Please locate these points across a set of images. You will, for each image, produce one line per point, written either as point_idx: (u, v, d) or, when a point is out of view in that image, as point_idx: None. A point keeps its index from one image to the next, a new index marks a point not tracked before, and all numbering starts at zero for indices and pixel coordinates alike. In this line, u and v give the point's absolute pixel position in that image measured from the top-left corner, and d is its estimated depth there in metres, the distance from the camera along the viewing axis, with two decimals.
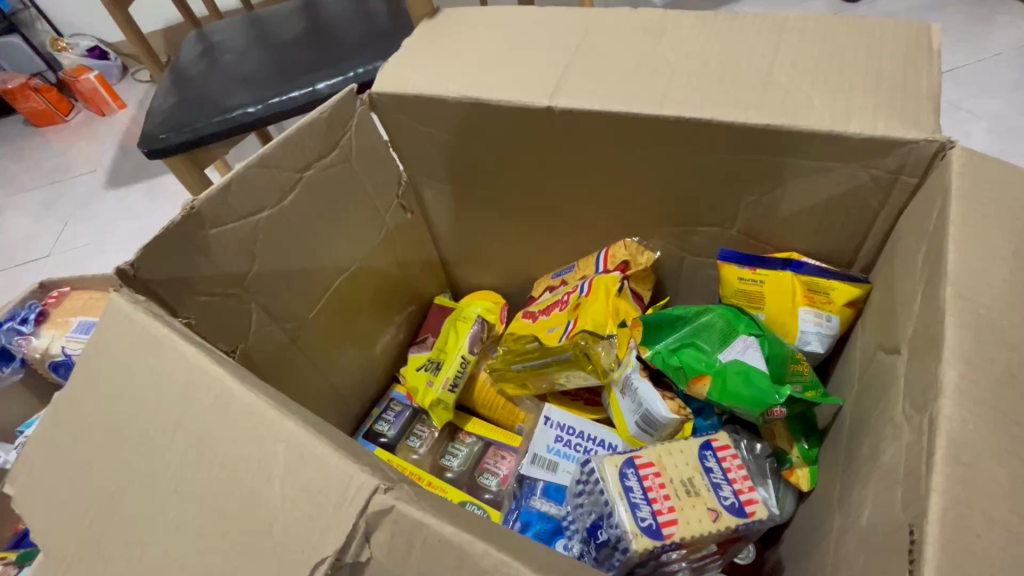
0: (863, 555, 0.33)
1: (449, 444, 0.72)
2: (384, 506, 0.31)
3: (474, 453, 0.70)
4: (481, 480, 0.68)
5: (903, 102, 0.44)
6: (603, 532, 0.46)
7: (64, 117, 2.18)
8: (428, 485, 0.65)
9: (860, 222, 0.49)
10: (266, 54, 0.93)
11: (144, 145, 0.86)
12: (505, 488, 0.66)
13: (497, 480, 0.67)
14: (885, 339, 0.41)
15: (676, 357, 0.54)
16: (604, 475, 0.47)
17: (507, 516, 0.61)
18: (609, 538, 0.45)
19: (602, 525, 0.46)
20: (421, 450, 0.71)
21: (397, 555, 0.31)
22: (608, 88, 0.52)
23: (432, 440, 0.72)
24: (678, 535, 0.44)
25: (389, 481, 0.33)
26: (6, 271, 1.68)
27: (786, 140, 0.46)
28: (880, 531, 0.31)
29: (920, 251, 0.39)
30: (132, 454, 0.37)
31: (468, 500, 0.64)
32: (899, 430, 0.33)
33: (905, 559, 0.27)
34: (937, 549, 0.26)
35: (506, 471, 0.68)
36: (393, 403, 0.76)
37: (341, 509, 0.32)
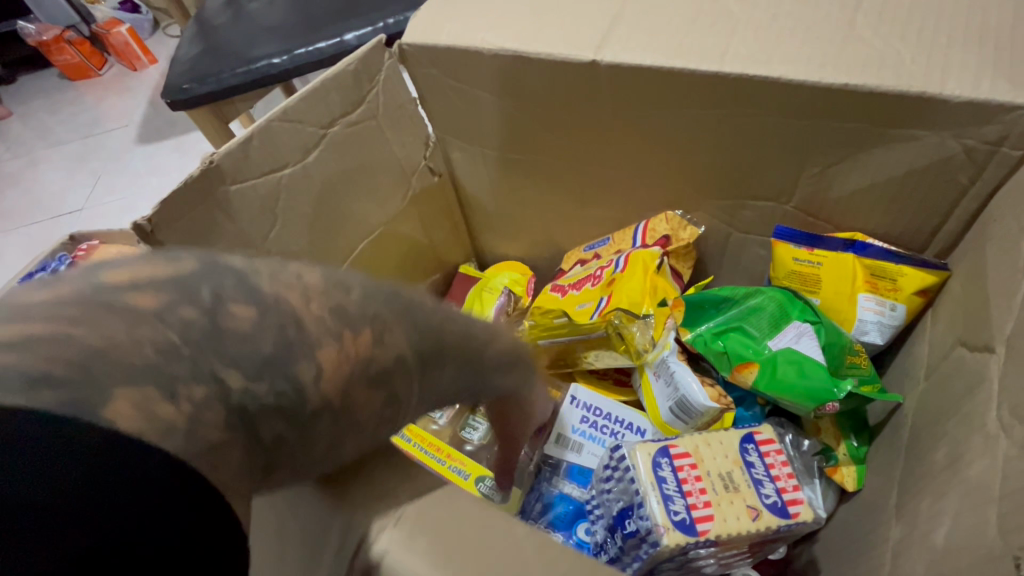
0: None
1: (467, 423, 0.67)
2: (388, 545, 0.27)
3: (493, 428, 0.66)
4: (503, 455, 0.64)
5: (1012, 59, 0.38)
6: (632, 522, 0.43)
7: (98, 71, 2.20)
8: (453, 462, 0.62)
9: (941, 202, 0.43)
10: (291, 3, 0.88)
11: (166, 96, 0.84)
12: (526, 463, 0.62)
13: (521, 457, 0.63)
14: (969, 335, 0.37)
15: (720, 342, 0.51)
16: (635, 463, 0.44)
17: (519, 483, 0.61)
18: (637, 529, 0.42)
19: (630, 515, 0.43)
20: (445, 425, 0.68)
21: None
22: (662, 39, 0.47)
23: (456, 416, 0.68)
24: (713, 531, 0.41)
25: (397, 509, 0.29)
26: (42, 224, 1.71)
27: (866, 104, 0.40)
28: (964, 553, 0.28)
29: (1021, 235, 0.35)
30: None
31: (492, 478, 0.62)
32: (990, 440, 0.29)
33: None
34: None
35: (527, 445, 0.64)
36: None
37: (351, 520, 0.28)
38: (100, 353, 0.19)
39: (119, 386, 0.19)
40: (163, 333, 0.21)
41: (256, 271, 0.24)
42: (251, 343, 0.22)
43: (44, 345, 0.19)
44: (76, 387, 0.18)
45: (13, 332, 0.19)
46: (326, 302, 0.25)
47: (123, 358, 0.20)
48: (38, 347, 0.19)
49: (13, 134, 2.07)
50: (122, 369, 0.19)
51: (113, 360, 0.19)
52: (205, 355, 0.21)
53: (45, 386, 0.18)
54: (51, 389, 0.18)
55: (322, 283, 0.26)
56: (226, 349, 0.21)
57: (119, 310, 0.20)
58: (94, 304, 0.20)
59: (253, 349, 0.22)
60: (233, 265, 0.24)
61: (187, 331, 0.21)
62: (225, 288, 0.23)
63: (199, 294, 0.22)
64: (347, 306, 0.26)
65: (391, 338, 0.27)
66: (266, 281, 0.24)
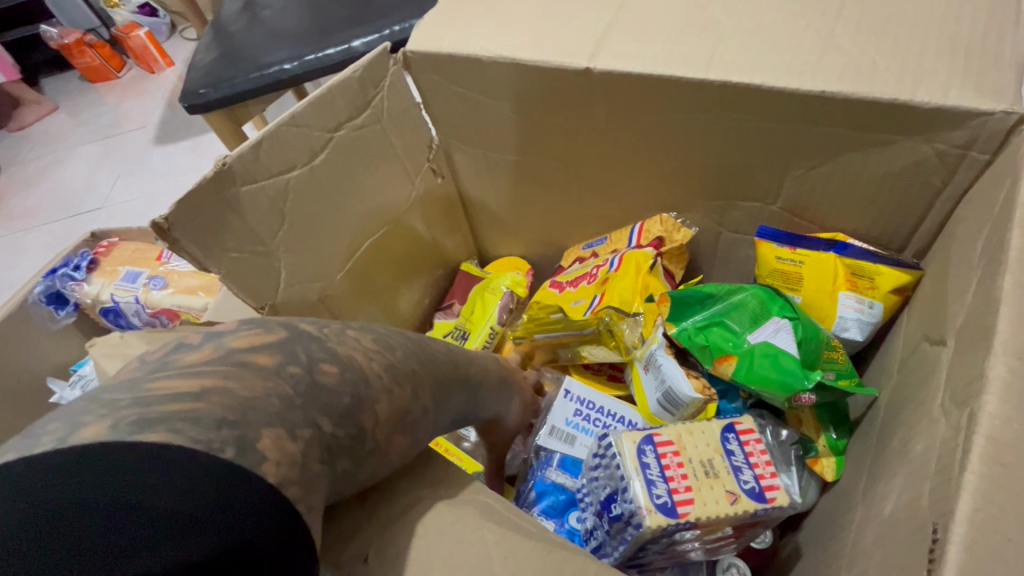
0: (884, 551, 0.32)
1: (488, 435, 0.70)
2: None
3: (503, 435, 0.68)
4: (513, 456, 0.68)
5: (981, 68, 0.40)
6: (618, 506, 0.45)
7: (117, 74, 2.27)
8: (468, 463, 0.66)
9: (917, 204, 0.45)
10: (303, 10, 0.92)
11: (184, 100, 0.88)
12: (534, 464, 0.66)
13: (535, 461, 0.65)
14: (931, 329, 0.39)
15: (703, 336, 0.53)
16: (621, 450, 0.46)
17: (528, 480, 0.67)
18: (622, 513, 0.45)
19: (616, 499, 0.46)
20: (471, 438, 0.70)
21: None
22: (651, 47, 0.49)
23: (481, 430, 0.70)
24: (693, 514, 0.43)
25: None
26: (64, 222, 1.78)
27: (844, 110, 0.42)
28: (906, 528, 0.30)
29: (981, 236, 0.37)
30: None
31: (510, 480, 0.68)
32: (936, 426, 0.31)
33: (926, 557, 0.26)
34: (961, 549, 0.24)
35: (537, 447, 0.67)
36: None
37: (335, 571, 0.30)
38: (249, 405, 0.26)
39: (266, 426, 0.25)
40: (283, 387, 0.27)
41: (325, 335, 0.32)
42: (338, 396, 0.29)
43: (215, 398, 0.25)
44: (242, 426, 0.25)
45: (199, 385, 0.25)
46: (382, 363, 0.33)
47: (262, 407, 0.26)
48: (211, 398, 0.25)
49: (37, 135, 2.14)
50: (265, 415, 0.26)
51: (258, 410, 0.26)
52: (311, 405, 0.28)
53: (227, 427, 0.24)
54: (230, 428, 0.24)
55: (374, 345, 0.34)
56: (322, 401, 0.28)
57: (255, 370, 0.27)
58: (237, 364, 0.27)
59: (337, 399, 0.29)
60: (312, 334, 0.31)
61: (299, 385, 0.28)
62: (316, 357, 0.30)
63: (298, 356, 0.29)
64: (396, 364, 0.34)
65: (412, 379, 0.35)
66: (337, 345, 0.32)
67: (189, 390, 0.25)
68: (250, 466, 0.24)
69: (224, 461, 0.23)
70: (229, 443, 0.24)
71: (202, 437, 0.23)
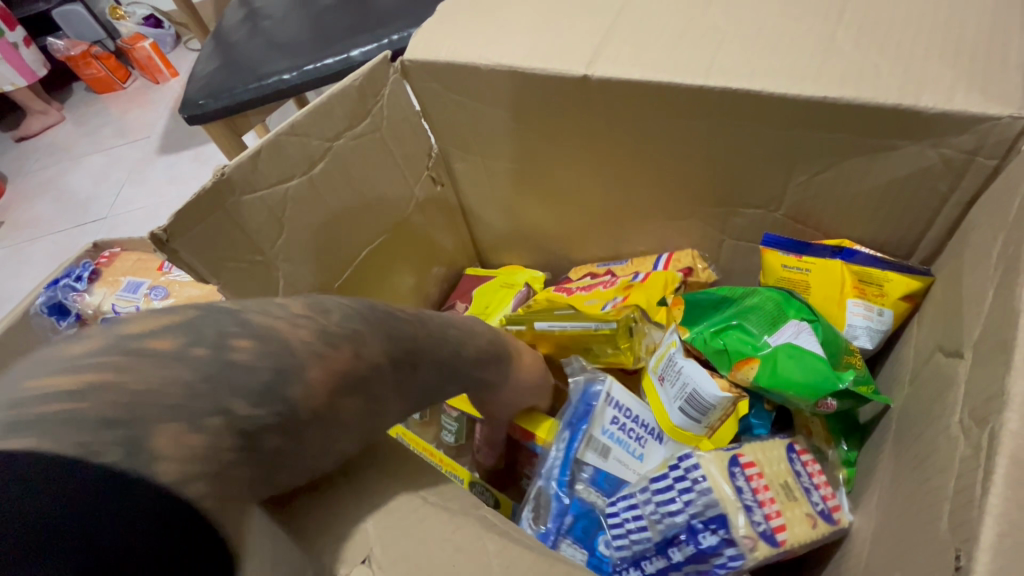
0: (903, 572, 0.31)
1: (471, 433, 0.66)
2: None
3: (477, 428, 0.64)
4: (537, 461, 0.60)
5: (988, 72, 0.39)
6: (709, 536, 0.45)
7: (122, 85, 2.32)
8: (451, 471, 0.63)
9: (924, 210, 0.44)
10: (303, 20, 0.92)
11: (184, 111, 0.88)
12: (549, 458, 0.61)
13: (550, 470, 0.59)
14: (945, 340, 0.38)
15: (720, 341, 0.52)
16: (710, 475, 0.46)
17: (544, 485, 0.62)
18: (716, 543, 0.45)
19: (705, 530, 0.46)
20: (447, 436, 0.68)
21: None
22: (651, 53, 0.48)
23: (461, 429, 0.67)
24: (788, 540, 0.44)
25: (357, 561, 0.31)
26: (68, 231, 1.78)
27: (849, 115, 0.42)
28: (926, 553, 0.29)
29: (995, 244, 0.36)
30: None
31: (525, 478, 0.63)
32: (955, 443, 0.30)
33: None
34: None
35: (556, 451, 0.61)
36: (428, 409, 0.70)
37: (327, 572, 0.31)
38: (137, 400, 0.22)
39: (162, 422, 0.23)
40: (185, 373, 0.24)
41: (245, 308, 0.28)
42: (254, 374, 0.25)
43: (102, 395, 0.22)
44: (134, 425, 0.22)
45: (81, 382, 0.22)
46: (310, 328, 0.29)
47: (157, 401, 0.23)
48: (98, 396, 0.22)
49: (43, 147, 2.17)
50: (160, 410, 0.23)
51: (152, 405, 0.23)
52: (217, 390, 0.24)
53: (112, 427, 0.21)
54: (116, 430, 0.21)
55: (304, 309, 0.30)
56: (233, 383, 0.25)
57: (145, 355, 0.24)
58: (130, 353, 0.24)
59: (255, 379, 0.25)
60: (228, 307, 0.28)
61: (204, 368, 0.24)
62: (229, 332, 0.26)
63: (206, 335, 0.25)
64: (329, 328, 0.30)
65: (365, 351, 0.31)
66: (258, 317, 0.27)
67: (69, 388, 0.22)
68: (134, 469, 0.21)
69: (97, 468, 0.20)
70: (112, 446, 0.21)
71: (83, 440, 0.21)
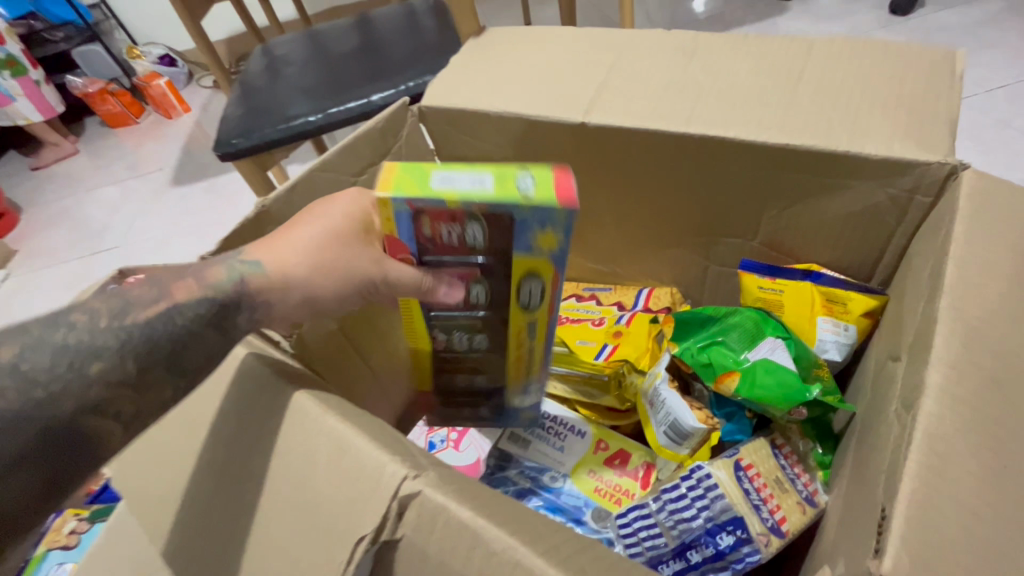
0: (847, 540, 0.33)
1: (479, 343, 0.56)
2: (413, 491, 0.32)
3: (463, 322, 0.53)
4: (519, 288, 0.48)
5: (921, 125, 0.46)
6: (726, 536, 0.45)
7: (136, 119, 2.43)
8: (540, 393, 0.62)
9: (878, 239, 0.52)
10: (324, 68, 1.02)
11: (217, 148, 0.95)
12: (499, 236, 0.43)
13: (550, 280, 0.47)
14: (892, 348, 0.43)
15: (704, 355, 0.57)
16: (721, 480, 0.47)
17: (560, 225, 0.42)
18: (733, 543, 0.45)
19: (724, 531, 0.46)
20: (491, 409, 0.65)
21: (422, 530, 0.32)
22: (638, 105, 0.56)
23: (465, 359, 0.58)
24: (791, 531, 0.46)
25: (417, 468, 0.33)
26: (83, 258, 1.84)
27: (807, 157, 0.49)
28: (859, 522, 0.32)
29: (928, 264, 0.42)
30: None
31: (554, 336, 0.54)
32: (890, 426, 0.34)
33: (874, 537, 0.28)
34: (901, 524, 0.27)
35: (457, 203, 0.40)
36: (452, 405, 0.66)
37: (376, 494, 0.33)
38: None
39: None
40: None
41: None
42: None
43: None
44: None
45: None
46: None
47: None
48: None
49: (58, 178, 2.25)
50: None
51: None
52: None
53: None
54: None
55: None
56: None
57: None
58: None
59: None
60: None
61: None
62: None
63: None
64: None
65: None
66: None
67: None
68: None
69: None
70: None
71: None
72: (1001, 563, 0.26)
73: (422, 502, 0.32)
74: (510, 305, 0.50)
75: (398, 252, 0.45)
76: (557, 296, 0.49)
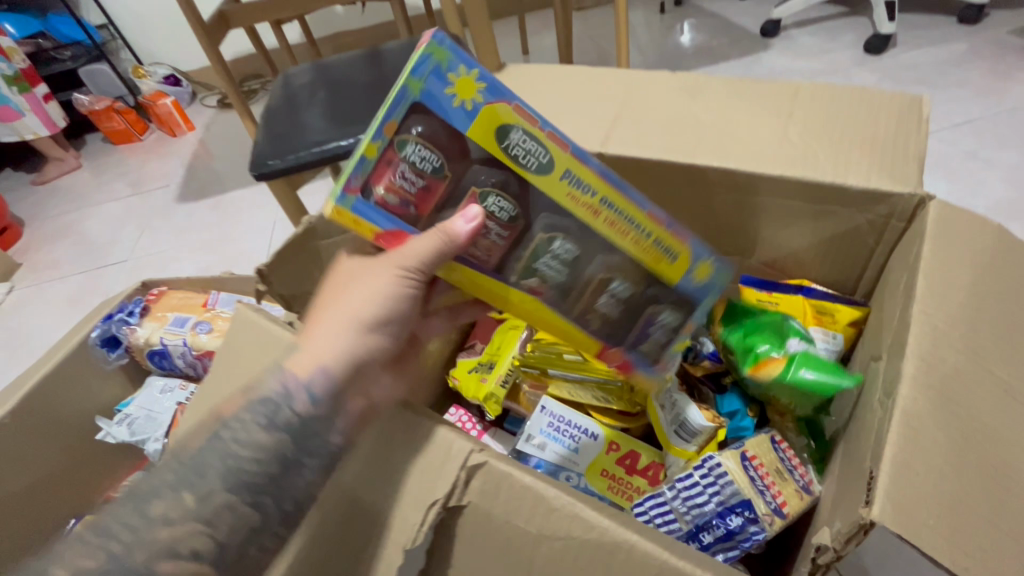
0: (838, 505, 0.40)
1: (567, 236, 0.49)
2: (478, 462, 0.39)
3: (528, 229, 0.49)
4: (510, 155, 0.45)
5: (894, 160, 0.54)
6: (736, 517, 0.51)
7: (140, 136, 2.47)
8: (679, 246, 0.51)
9: (860, 255, 0.60)
10: (347, 96, 1.09)
11: (253, 169, 1.00)
12: (434, 134, 0.44)
13: (512, 116, 0.44)
14: (874, 349, 0.50)
15: (747, 346, 0.60)
16: (729, 467, 0.53)
17: (454, 64, 0.43)
18: (742, 525, 0.51)
19: (734, 513, 0.51)
20: (650, 340, 0.56)
21: (487, 496, 0.39)
22: (649, 138, 0.63)
23: (570, 262, 0.51)
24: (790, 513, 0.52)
25: (480, 444, 0.40)
26: (90, 272, 1.87)
27: (799, 187, 0.56)
28: (849, 489, 0.39)
29: (903, 278, 0.49)
30: None
31: (603, 182, 0.47)
32: (873, 410, 0.41)
33: (864, 494, 0.34)
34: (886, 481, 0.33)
35: (372, 158, 0.43)
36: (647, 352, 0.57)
37: (447, 464, 0.40)
38: None
39: None
40: None
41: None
42: None
43: None
44: None
45: None
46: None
47: None
48: None
49: (62, 194, 2.28)
50: None
51: None
52: None
53: None
54: None
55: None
56: None
57: None
58: None
59: None
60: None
61: None
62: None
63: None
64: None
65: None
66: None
67: None
68: None
69: None
70: None
71: None
72: (960, 511, 0.32)
73: (487, 471, 0.39)
74: (534, 185, 0.46)
75: (404, 242, 0.47)
76: (541, 125, 0.45)
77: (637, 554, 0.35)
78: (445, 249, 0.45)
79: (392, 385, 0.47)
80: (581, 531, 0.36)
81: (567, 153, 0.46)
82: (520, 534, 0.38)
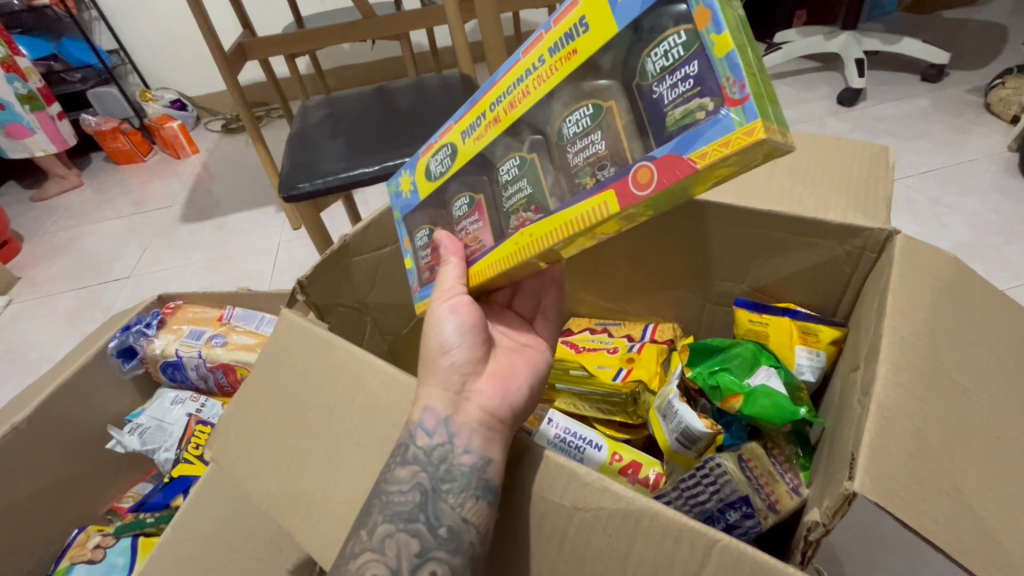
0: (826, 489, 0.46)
1: (501, 164, 0.49)
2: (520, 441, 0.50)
3: (490, 195, 0.52)
4: (438, 175, 0.57)
5: (865, 199, 0.63)
6: (734, 512, 0.58)
7: (144, 157, 2.52)
8: (572, 19, 0.40)
9: (839, 282, 0.68)
10: (365, 127, 1.18)
11: (281, 191, 1.06)
12: (418, 221, 0.62)
13: (424, 161, 0.59)
14: (852, 361, 0.58)
15: (714, 380, 0.69)
16: (729, 469, 0.58)
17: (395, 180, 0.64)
18: (741, 518, 0.58)
19: (732, 509, 0.58)
20: (671, 105, 0.35)
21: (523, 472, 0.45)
22: None
23: (527, 168, 0.47)
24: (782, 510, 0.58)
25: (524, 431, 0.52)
26: (90, 288, 1.88)
27: (786, 221, 0.65)
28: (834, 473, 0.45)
29: (875, 299, 0.57)
30: (309, 453, 0.53)
31: (482, 108, 0.50)
32: (853, 409, 0.48)
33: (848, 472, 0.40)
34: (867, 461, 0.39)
35: (413, 266, 0.64)
36: (679, 121, 0.34)
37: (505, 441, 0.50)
38: None
39: None
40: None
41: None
42: None
43: None
44: None
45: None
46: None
47: None
48: None
49: (62, 211, 2.30)
50: None
51: None
52: None
53: None
54: None
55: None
56: None
57: None
58: None
59: None
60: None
61: None
62: None
63: None
64: None
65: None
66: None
67: None
68: None
69: None
70: None
71: None
72: (927, 485, 0.39)
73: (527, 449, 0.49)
74: (457, 167, 0.54)
75: None
76: (435, 142, 0.57)
77: (659, 519, 0.40)
78: (448, 265, 0.56)
79: (491, 390, 0.52)
80: (610, 502, 0.42)
81: (454, 127, 0.54)
82: (556, 507, 0.44)
